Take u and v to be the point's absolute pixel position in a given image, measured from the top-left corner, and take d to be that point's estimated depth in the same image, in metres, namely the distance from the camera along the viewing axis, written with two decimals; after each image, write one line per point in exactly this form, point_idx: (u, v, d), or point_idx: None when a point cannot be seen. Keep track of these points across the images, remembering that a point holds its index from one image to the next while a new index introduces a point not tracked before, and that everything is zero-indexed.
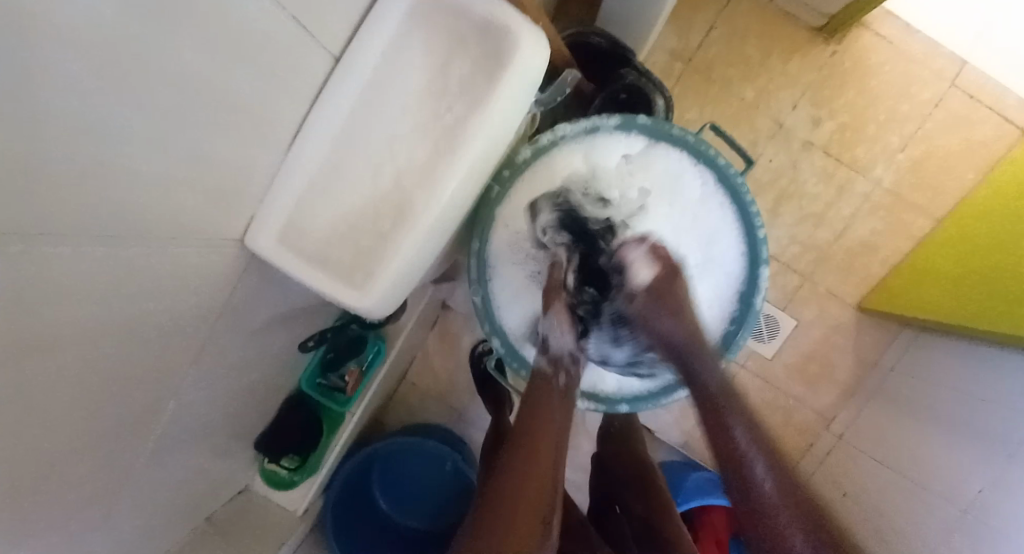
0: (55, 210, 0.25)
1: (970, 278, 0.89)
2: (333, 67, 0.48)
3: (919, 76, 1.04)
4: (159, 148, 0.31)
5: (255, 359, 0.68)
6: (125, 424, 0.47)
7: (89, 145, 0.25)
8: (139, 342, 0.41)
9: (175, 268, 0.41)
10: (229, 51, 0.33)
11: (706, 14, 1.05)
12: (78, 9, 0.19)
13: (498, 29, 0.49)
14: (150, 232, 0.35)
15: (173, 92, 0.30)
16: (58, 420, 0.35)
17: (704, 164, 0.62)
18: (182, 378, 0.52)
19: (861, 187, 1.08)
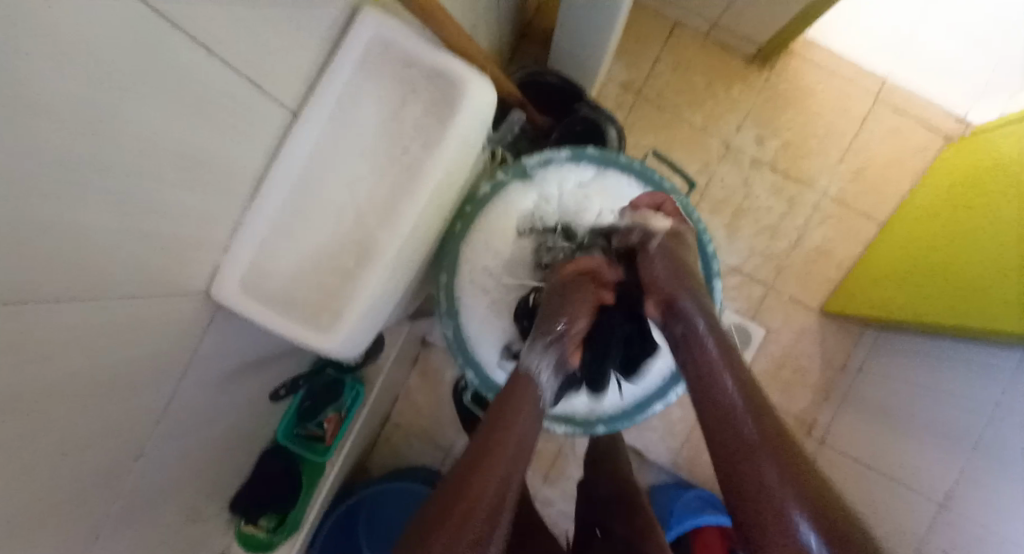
0: (6, 266, 0.25)
1: (924, 276, 0.94)
2: (291, 122, 0.49)
3: (847, 95, 1.13)
4: (116, 202, 0.32)
5: (223, 411, 0.67)
6: (86, 488, 0.45)
7: (45, 201, 0.25)
8: (96, 402, 0.40)
9: (134, 323, 0.41)
10: (187, 108, 0.34)
11: (649, 48, 1.12)
12: (31, 75, 0.21)
13: (450, 78, 0.52)
14: (104, 287, 0.35)
15: (130, 147, 0.31)
16: (13, 488, 0.34)
17: (653, 187, 0.66)
18: (145, 435, 0.51)
19: (810, 198, 1.14)
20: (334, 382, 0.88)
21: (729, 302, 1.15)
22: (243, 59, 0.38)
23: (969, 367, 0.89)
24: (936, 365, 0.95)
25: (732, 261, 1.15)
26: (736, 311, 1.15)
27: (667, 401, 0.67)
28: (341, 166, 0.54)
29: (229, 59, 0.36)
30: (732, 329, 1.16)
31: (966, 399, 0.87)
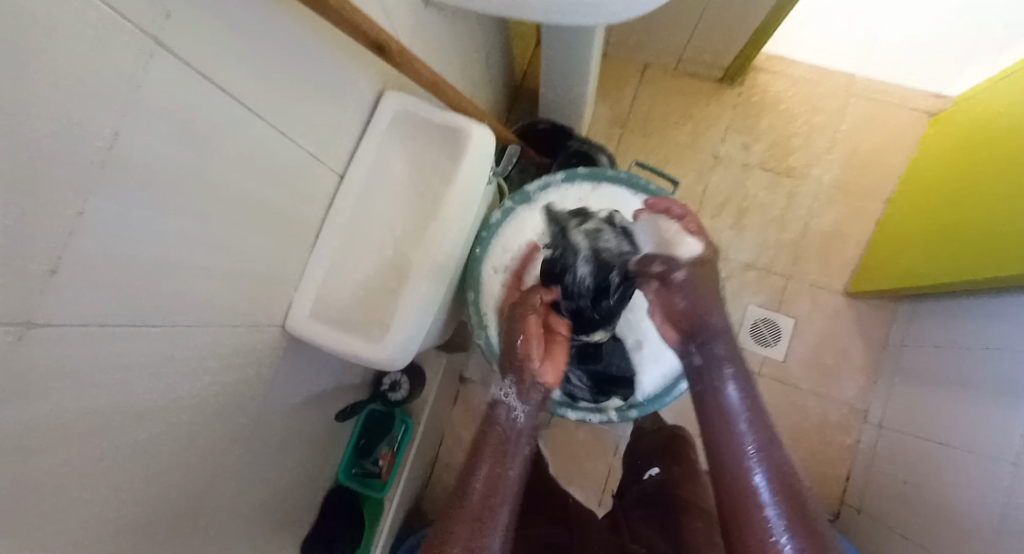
0: (119, 268, 0.35)
1: (942, 239, 0.97)
2: (338, 180, 0.62)
3: (822, 92, 1.22)
4: (202, 235, 0.43)
5: (288, 441, 0.74)
6: (184, 495, 0.53)
7: (149, 224, 0.36)
8: (189, 417, 0.49)
9: (213, 350, 0.50)
10: (250, 166, 0.46)
11: (629, 85, 1.26)
12: (135, 133, 0.32)
13: (456, 130, 0.66)
14: (195, 307, 0.46)
15: (212, 192, 0.42)
16: (119, 470, 0.42)
17: (641, 192, 0.76)
18: (227, 451, 0.59)
19: (807, 189, 1.20)
20: (387, 416, 0.97)
21: (751, 297, 1.18)
22: (292, 129, 0.50)
23: (1007, 317, 0.88)
24: (976, 323, 0.95)
25: (746, 258, 1.19)
26: (760, 305, 1.18)
27: None
28: (379, 211, 0.67)
29: (283, 129, 0.49)
30: (760, 323, 1.17)
31: (1014, 350, 0.84)
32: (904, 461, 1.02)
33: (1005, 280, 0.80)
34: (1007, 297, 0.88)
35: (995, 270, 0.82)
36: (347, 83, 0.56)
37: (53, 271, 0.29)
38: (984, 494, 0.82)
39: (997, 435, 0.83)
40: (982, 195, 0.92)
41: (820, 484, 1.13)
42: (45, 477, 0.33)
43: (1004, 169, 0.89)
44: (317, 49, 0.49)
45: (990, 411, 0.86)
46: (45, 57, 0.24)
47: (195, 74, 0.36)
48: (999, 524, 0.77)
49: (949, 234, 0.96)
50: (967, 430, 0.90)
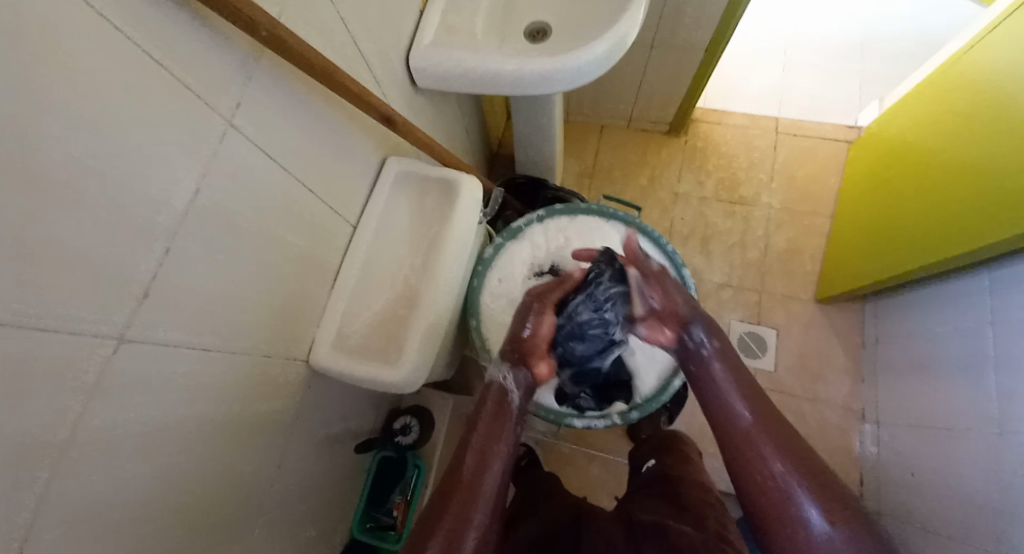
0: (171, 279, 0.43)
1: (885, 240, 1.10)
2: (353, 229, 0.74)
3: (756, 133, 1.42)
4: (237, 263, 0.52)
5: (301, 482, 0.77)
6: (206, 517, 0.56)
7: (195, 245, 0.45)
8: (214, 439, 0.55)
9: (241, 376, 0.57)
10: (277, 207, 0.56)
11: (591, 145, 1.44)
12: (183, 169, 0.42)
13: (448, 180, 0.78)
14: (230, 328, 0.53)
15: (245, 225, 0.52)
16: (153, 473, 0.47)
17: (612, 219, 0.88)
18: (247, 480, 0.63)
19: (761, 213, 1.35)
20: (399, 464, 1.00)
21: (731, 314, 1.27)
22: (310, 181, 0.61)
23: (960, 300, 0.98)
24: (934, 311, 1.04)
25: (719, 279, 1.30)
26: (741, 319, 1.27)
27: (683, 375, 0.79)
28: (388, 253, 0.77)
29: (304, 181, 0.60)
30: (744, 337, 1.25)
31: (972, 328, 0.93)
32: (908, 451, 1.04)
33: (939, 265, 0.94)
34: (958, 280, 0.99)
35: (930, 257, 0.96)
36: (355, 148, 0.70)
37: (144, 294, 0.41)
38: (975, 466, 0.86)
39: (976, 407, 0.88)
40: (914, 198, 1.06)
41: None
42: (91, 455, 0.39)
43: (923, 177, 1.05)
44: (327, 117, 0.62)
45: (956, 383, 0.94)
46: (136, 138, 0.37)
47: (238, 131, 0.48)
48: (994, 490, 0.80)
49: (892, 235, 1.08)
50: (949, 408, 0.95)
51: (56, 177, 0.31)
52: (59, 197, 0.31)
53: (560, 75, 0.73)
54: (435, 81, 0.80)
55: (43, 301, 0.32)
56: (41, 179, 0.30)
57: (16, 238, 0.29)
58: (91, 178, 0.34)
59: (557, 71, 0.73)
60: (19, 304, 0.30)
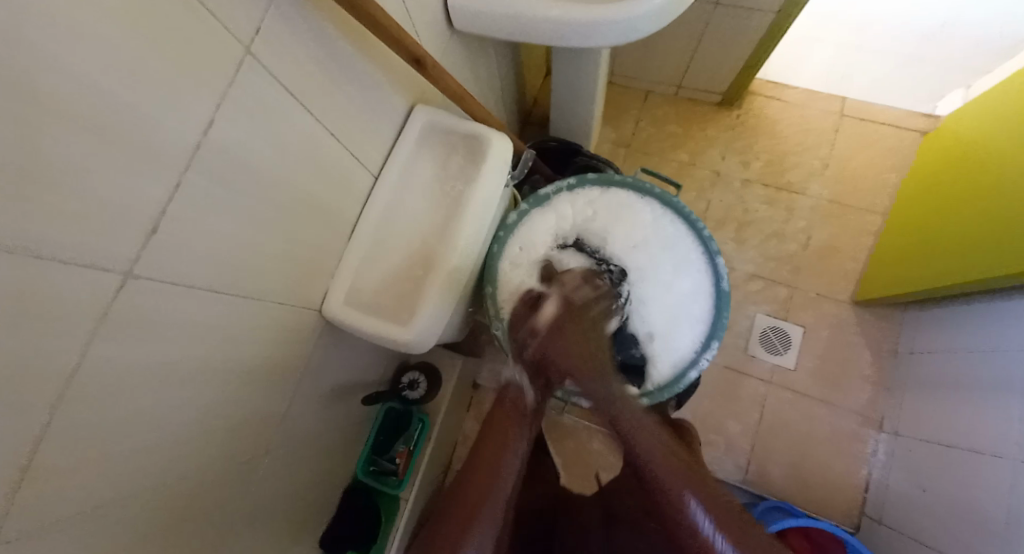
0: (179, 219, 0.41)
1: (939, 245, 1.01)
2: (373, 180, 0.70)
3: (815, 114, 1.30)
4: (251, 211, 0.50)
5: (305, 429, 0.78)
6: (209, 456, 0.57)
7: (206, 184, 0.42)
8: (222, 381, 0.55)
9: (251, 322, 0.56)
10: (297, 153, 0.54)
11: (633, 111, 1.35)
12: (194, 97, 0.38)
13: (477, 136, 0.74)
14: (242, 273, 0.52)
15: (263, 168, 0.49)
16: (158, 410, 0.47)
17: (647, 195, 0.82)
18: (252, 424, 0.64)
19: (806, 203, 1.26)
20: (403, 416, 1.02)
21: (757, 306, 1.21)
22: (331, 127, 0.58)
23: (1006, 320, 0.90)
24: (976, 328, 0.97)
25: (749, 270, 1.23)
26: (766, 314, 1.21)
27: (701, 367, 0.75)
28: (409, 210, 0.75)
29: (326, 127, 0.57)
30: (767, 332, 1.20)
31: (1011, 351, 0.86)
32: (920, 468, 1.00)
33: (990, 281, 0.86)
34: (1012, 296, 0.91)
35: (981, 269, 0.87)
36: (381, 93, 0.66)
37: (151, 228, 0.38)
38: (992, 495, 0.81)
39: (1003, 434, 0.83)
40: (978, 201, 0.96)
41: (835, 494, 1.12)
42: (96, 391, 0.39)
43: (991, 180, 0.95)
44: (354, 59, 0.58)
45: (986, 408, 0.88)
46: (149, 61, 0.33)
47: (256, 61, 0.43)
48: (1009, 523, 0.76)
49: (948, 241, 0.99)
50: (973, 431, 0.90)
51: (62, 96, 0.28)
52: (64, 117, 0.29)
53: (611, 28, 0.66)
54: (473, 24, 0.74)
55: (44, 230, 0.30)
56: (45, 98, 0.27)
57: (25, 161, 0.27)
58: (98, 98, 0.31)
59: (609, 23, 0.65)
60: (26, 236, 0.28)
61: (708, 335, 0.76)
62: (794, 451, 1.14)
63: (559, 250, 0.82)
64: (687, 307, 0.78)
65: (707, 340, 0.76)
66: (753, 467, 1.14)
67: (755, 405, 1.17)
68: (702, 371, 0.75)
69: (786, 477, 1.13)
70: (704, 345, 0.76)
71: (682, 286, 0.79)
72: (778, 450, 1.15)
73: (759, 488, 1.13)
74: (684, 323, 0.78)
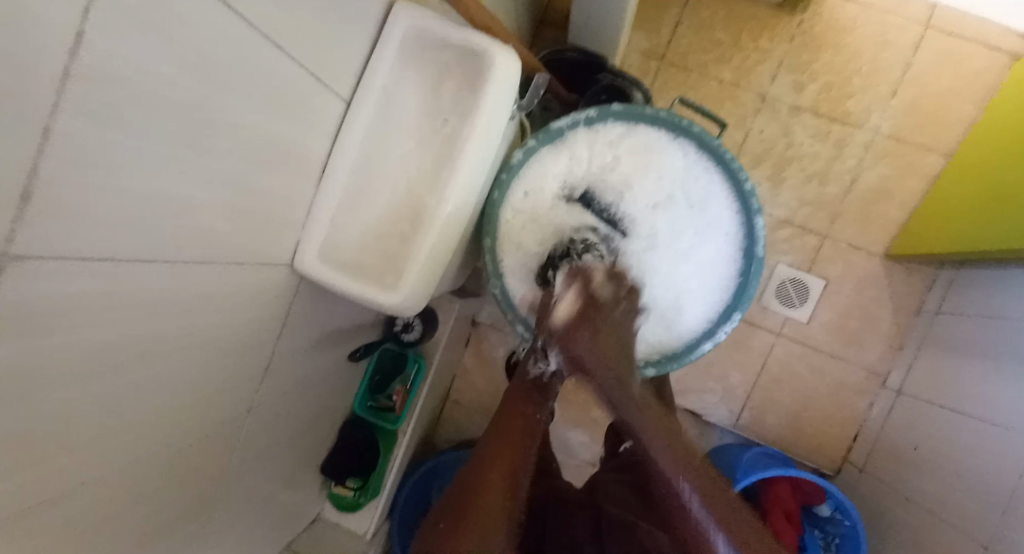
0: (88, 188, 0.27)
1: (985, 201, 0.88)
2: (346, 108, 0.57)
3: (893, 25, 1.07)
4: (203, 172, 0.38)
5: (295, 381, 0.75)
6: (193, 432, 0.54)
7: (118, 131, 0.28)
8: (198, 365, 0.49)
9: (217, 294, 0.47)
10: (252, 91, 0.40)
11: (672, 11, 1.12)
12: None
13: (479, 52, 0.59)
14: (202, 249, 0.43)
15: (205, 105, 0.35)
16: (121, 412, 0.41)
17: (682, 135, 0.67)
18: (238, 390, 0.60)
19: (860, 138, 1.09)
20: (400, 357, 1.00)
21: (782, 255, 1.12)
22: (294, 49, 0.44)
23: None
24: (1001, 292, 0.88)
25: (781, 215, 1.11)
26: (789, 264, 1.11)
27: (716, 340, 0.67)
28: (393, 148, 0.63)
29: (287, 49, 0.43)
30: (785, 283, 1.11)
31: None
32: (917, 427, 0.98)
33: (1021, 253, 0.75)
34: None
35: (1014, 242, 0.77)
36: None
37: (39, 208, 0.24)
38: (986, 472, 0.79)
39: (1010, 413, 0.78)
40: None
41: (824, 443, 1.13)
42: (49, 420, 0.32)
43: None
44: None
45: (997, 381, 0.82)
46: None
47: None
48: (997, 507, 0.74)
49: (993, 196, 0.86)
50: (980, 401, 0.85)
51: None
52: None
53: None
54: None
55: None
56: None
57: None
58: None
59: None
60: None
61: (728, 305, 0.68)
62: (793, 402, 1.13)
63: (569, 200, 0.71)
64: (708, 272, 0.69)
65: (726, 312, 0.67)
66: (747, 414, 1.14)
67: (760, 357, 1.13)
68: (717, 345, 0.68)
69: (779, 426, 1.13)
70: (722, 318, 0.68)
71: (707, 248, 0.69)
72: (778, 401, 1.14)
73: (750, 434, 1.14)
74: (702, 290, 0.69)
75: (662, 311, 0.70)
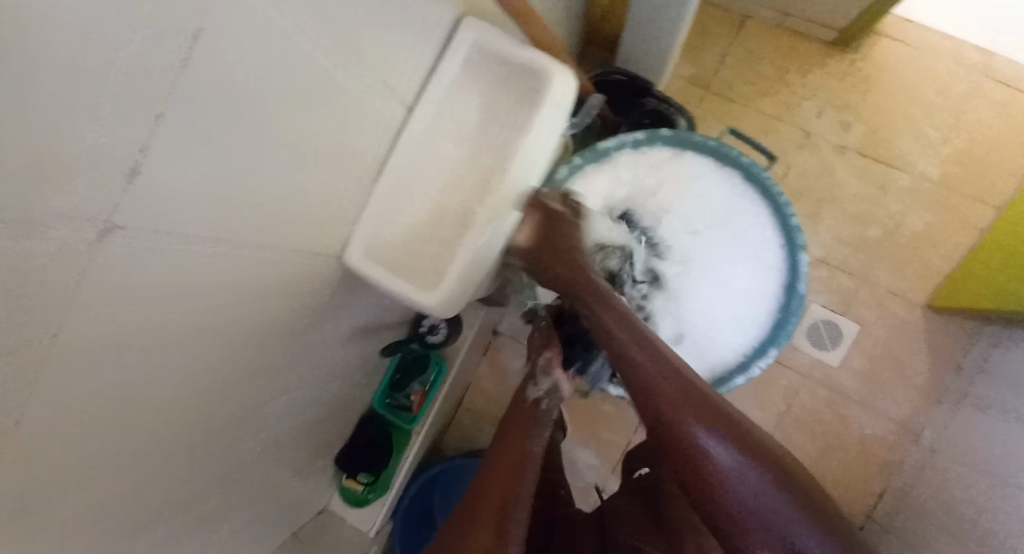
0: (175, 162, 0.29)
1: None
2: (405, 114, 0.59)
3: (944, 73, 1.07)
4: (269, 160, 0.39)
5: (320, 373, 0.76)
6: (222, 412, 0.54)
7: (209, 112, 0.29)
8: (238, 347, 0.50)
9: (270, 278, 0.49)
10: (323, 87, 0.42)
11: (720, 41, 1.12)
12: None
13: (535, 70, 0.60)
14: (262, 235, 0.44)
15: (280, 95, 0.37)
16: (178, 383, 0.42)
17: (730, 165, 0.68)
18: (267, 377, 0.61)
19: (906, 183, 1.07)
20: (422, 358, 1.00)
21: (816, 294, 1.09)
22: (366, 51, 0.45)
23: None
24: None
25: (818, 253, 1.09)
26: (823, 305, 1.09)
27: (750, 375, 0.66)
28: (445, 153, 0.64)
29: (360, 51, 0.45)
30: (818, 324, 1.09)
31: None
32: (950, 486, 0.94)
33: None
34: None
35: None
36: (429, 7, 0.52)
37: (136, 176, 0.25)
38: None
39: None
40: None
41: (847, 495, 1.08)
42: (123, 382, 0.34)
43: None
44: None
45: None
46: None
47: None
48: None
49: None
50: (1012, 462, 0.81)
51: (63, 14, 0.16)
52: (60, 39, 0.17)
53: None
54: None
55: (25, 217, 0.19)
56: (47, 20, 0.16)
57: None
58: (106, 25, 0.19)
59: None
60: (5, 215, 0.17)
61: (765, 340, 0.67)
62: (817, 448, 1.09)
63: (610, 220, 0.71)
64: (746, 304, 0.68)
65: (762, 346, 0.66)
66: None
67: (785, 397, 1.10)
68: (750, 380, 0.66)
69: None
70: (758, 352, 0.67)
71: (747, 279, 0.68)
72: (801, 445, 1.10)
73: None
74: (739, 323, 0.68)
75: (696, 340, 0.69)
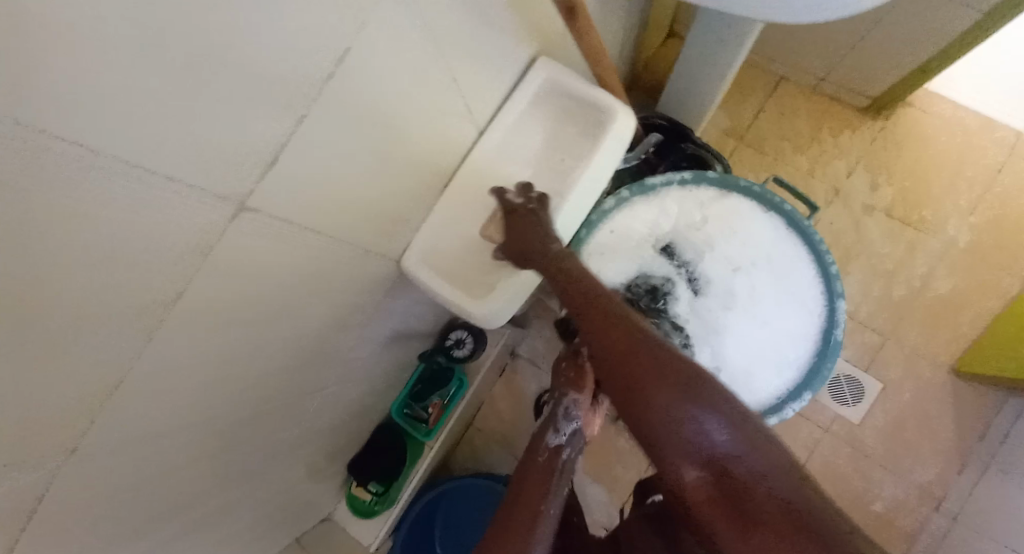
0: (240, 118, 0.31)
1: None
2: (475, 137, 0.63)
3: (975, 146, 1.11)
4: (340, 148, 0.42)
5: (354, 373, 0.77)
6: (268, 395, 0.56)
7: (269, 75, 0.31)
8: (292, 331, 0.52)
9: (327, 264, 0.51)
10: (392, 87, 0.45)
11: (758, 97, 1.18)
12: None
13: (601, 107, 0.64)
14: (327, 222, 0.47)
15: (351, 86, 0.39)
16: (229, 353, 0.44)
17: (773, 211, 0.71)
18: (312, 367, 0.62)
19: (934, 246, 1.09)
20: (444, 372, 1.00)
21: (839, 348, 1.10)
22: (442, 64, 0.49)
23: None
24: None
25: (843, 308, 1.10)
26: (846, 359, 1.09)
27: (783, 416, 0.67)
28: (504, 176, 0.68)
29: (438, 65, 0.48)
30: (841, 378, 1.09)
31: None
32: None
33: None
34: None
35: None
36: (507, 39, 0.57)
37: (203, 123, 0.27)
38: None
39: None
40: None
41: None
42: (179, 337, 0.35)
43: None
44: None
45: None
46: None
47: None
48: None
49: None
50: None
51: None
52: None
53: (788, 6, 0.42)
54: None
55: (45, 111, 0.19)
56: None
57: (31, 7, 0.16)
58: None
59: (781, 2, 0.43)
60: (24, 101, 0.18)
61: (799, 383, 0.68)
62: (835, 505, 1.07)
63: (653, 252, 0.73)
64: (781, 345, 0.70)
65: (796, 389, 0.68)
66: None
67: (804, 449, 1.09)
68: (782, 421, 0.67)
69: None
70: (792, 394, 0.68)
71: (783, 321, 0.70)
72: None
73: None
74: (773, 363, 0.69)
75: (729, 376, 0.69)
